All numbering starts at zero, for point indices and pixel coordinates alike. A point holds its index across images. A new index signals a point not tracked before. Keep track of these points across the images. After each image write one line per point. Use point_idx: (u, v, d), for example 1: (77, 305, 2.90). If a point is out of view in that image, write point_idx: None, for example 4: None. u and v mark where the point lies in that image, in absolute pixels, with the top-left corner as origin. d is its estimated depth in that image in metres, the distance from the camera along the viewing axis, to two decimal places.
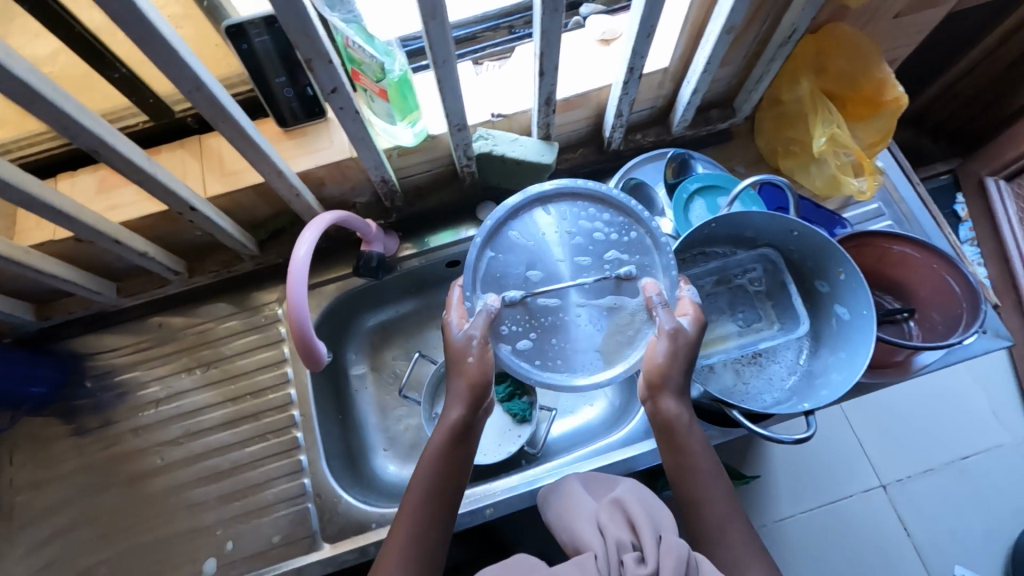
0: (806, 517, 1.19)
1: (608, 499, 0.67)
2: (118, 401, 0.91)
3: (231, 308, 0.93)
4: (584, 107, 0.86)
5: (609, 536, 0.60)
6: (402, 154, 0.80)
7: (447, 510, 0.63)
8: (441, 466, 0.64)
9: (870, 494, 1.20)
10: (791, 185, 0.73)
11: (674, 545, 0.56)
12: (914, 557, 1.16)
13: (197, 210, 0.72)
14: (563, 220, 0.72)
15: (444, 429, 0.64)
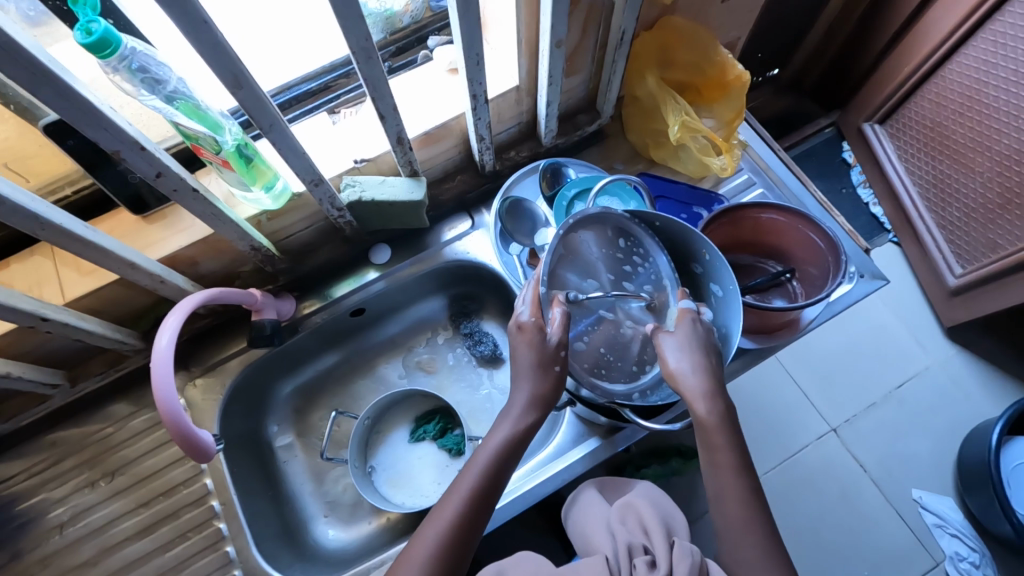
0: (774, 474, 1.21)
1: (622, 506, 0.71)
2: (19, 534, 0.83)
3: (130, 407, 0.88)
4: (450, 136, 0.86)
5: (622, 539, 0.64)
6: (273, 217, 0.79)
7: (476, 522, 0.61)
8: (482, 483, 0.62)
9: (824, 440, 1.24)
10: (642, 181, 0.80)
11: (685, 550, 0.60)
12: (874, 491, 1.21)
13: (51, 319, 0.68)
14: (617, 240, 0.71)
15: (490, 448, 0.64)
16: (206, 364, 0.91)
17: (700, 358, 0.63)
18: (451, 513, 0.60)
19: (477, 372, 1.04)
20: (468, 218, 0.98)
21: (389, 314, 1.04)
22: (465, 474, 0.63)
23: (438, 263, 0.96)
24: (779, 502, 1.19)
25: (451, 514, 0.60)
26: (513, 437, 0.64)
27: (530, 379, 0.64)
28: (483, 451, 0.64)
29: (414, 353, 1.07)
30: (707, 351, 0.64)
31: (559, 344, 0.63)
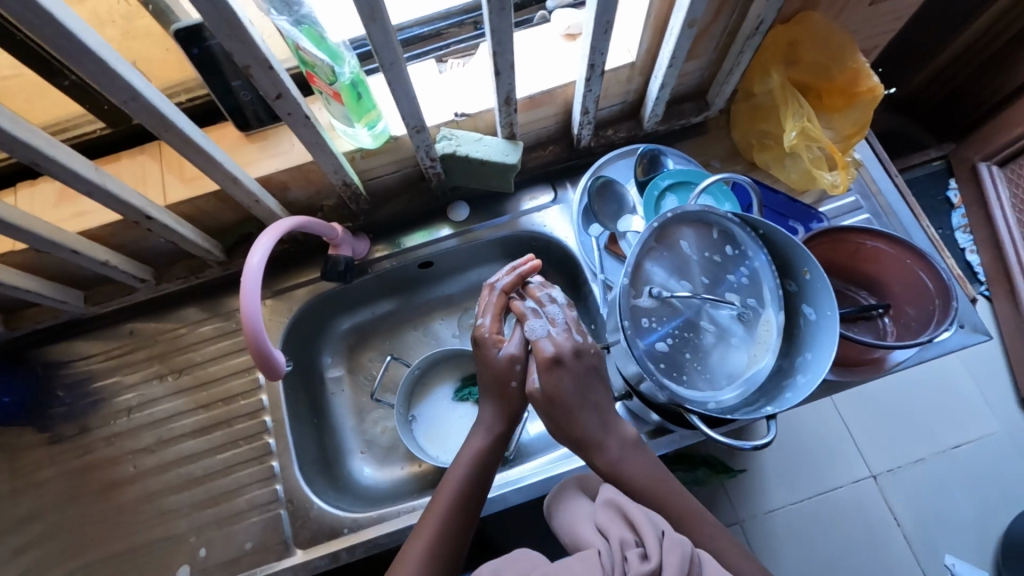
0: (800, 507, 1.17)
1: (602, 497, 0.61)
2: (91, 409, 0.90)
3: (203, 313, 0.93)
4: (551, 105, 0.84)
5: (611, 535, 0.55)
6: (366, 157, 0.79)
7: (457, 541, 0.62)
8: (461, 501, 0.64)
9: (859, 485, 1.18)
10: (755, 183, 0.72)
11: (675, 541, 0.53)
12: (904, 546, 1.15)
13: (153, 218, 0.71)
14: (714, 238, 0.68)
15: (463, 466, 0.66)
16: (277, 288, 0.94)
17: (577, 415, 0.63)
18: (434, 537, 0.60)
19: None
20: (550, 191, 0.96)
21: (452, 271, 1.05)
22: (441, 498, 0.64)
23: (512, 231, 0.95)
24: (798, 537, 1.15)
25: (433, 539, 0.60)
26: (487, 450, 0.68)
27: (494, 400, 0.69)
28: (458, 471, 0.66)
29: (470, 315, 1.07)
30: (586, 393, 0.64)
31: (516, 356, 0.68)
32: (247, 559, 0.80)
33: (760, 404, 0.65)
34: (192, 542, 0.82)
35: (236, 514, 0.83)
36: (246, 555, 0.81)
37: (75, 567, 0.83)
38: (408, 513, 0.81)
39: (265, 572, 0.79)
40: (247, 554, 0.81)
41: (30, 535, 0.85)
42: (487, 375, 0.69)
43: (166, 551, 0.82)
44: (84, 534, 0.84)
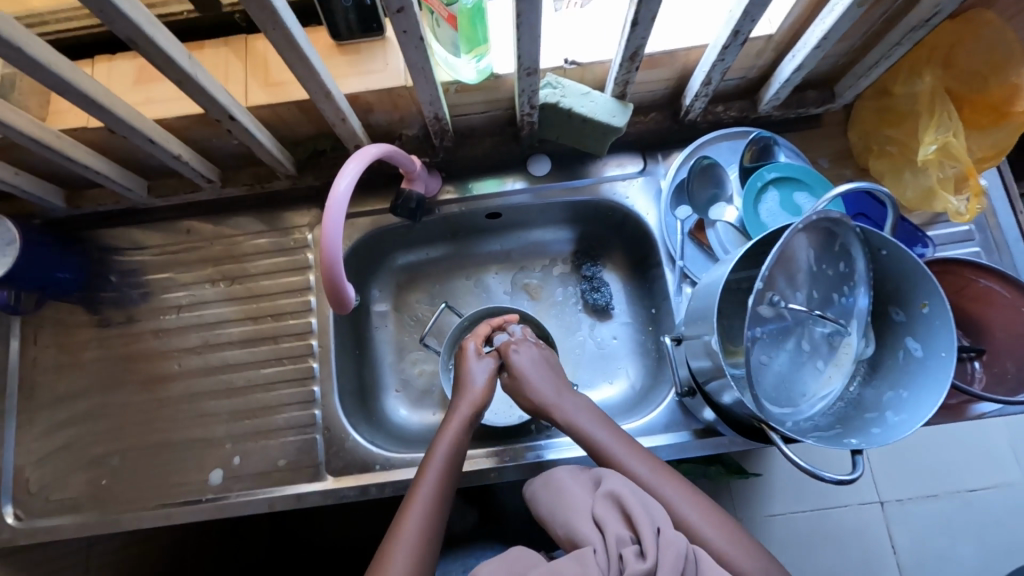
0: (803, 518, 1.11)
1: (601, 488, 0.60)
2: (142, 301, 0.89)
3: (261, 225, 0.90)
4: (668, 68, 0.76)
5: (609, 532, 0.55)
6: (461, 91, 0.73)
7: (431, 554, 0.61)
8: (435, 510, 0.63)
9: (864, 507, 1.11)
10: (894, 200, 0.59)
11: (672, 540, 0.53)
12: None
13: (236, 120, 0.67)
14: (833, 254, 0.63)
15: (433, 476, 0.66)
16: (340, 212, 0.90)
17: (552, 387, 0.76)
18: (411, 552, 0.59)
19: (578, 316, 1.01)
20: (639, 161, 0.89)
21: (515, 226, 1.00)
22: (413, 511, 0.62)
23: (590, 197, 0.90)
24: (794, 548, 1.10)
25: (410, 554, 0.59)
26: (454, 457, 0.69)
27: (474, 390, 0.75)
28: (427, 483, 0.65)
29: (525, 275, 1.03)
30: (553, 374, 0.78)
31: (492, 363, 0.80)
32: (278, 475, 0.81)
33: (838, 434, 0.60)
34: (228, 449, 0.83)
35: (273, 430, 0.83)
36: (278, 471, 0.82)
37: (113, 450, 0.85)
38: None
39: (295, 491, 0.80)
40: (279, 470, 0.82)
41: (72, 411, 0.86)
42: (459, 386, 0.77)
43: (202, 453, 0.83)
44: (124, 420, 0.86)
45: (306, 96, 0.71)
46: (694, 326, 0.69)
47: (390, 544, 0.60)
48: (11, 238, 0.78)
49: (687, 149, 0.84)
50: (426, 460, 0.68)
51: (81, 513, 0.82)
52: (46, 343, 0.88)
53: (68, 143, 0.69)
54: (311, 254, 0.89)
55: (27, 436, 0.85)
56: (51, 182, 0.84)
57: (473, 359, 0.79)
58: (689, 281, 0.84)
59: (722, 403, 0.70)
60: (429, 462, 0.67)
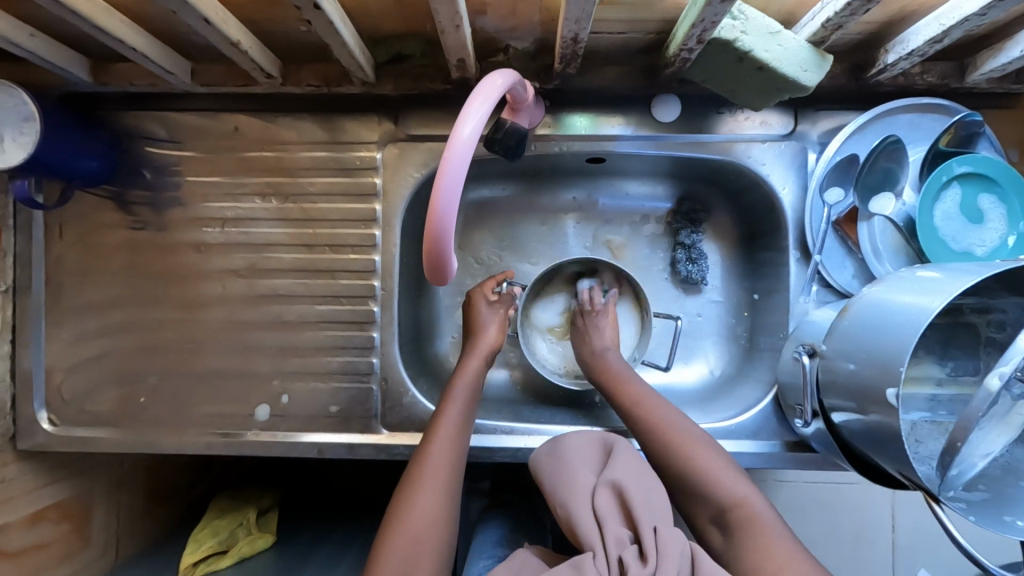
0: (811, 488, 1.02)
1: (603, 477, 0.57)
2: (180, 206, 0.78)
3: (321, 134, 0.76)
4: (882, 10, 0.56)
5: (609, 531, 0.52)
6: (605, 3, 0.56)
7: (455, 489, 0.63)
8: (455, 449, 0.65)
9: (880, 490, 1.02)
10: None
11: (671, 540, 0.50)
12: (889, 558, 1.02)
13: (320, 9, 0.51)
14: None
15: (452, 417, 0.68)
16: (415, 131, 0.75)
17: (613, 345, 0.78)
18: (435, 486, 0.61)
19: (662, 286, 0.88)
20: (788, 121, 0.72)
21: (614, 173, 0.85)
22: (436, 447, 0.64)
23: (720, 156, 0.73)
24: (794, 516, 1.02)
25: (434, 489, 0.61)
26: (472, 397, 0.71)
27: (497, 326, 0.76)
28: (447, 424, 0.67)
29: (611, 230, 0.89)
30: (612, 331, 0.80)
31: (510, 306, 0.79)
32: (329, 421, 0.75)
33: (993, 507, 0.52)
34: (276, 386, 0.76)
35: (325, 373, 0.76)
36: (329, 417, 0.76)
37: (151, 368, 0.78)
38: (503, 434, 0.75)
39: (346, 442, 0.75)
40: (330, 417, 0.76)
41: (104, 320, 0.78)
42: (471, 332, 0.77)
43: (247, 386, 0.77)
44: (161, 337, 0.78)
45: None
46: (841, 347, 0.58)
47: (414, 479, 0.62)
48: (30, 113, 0.64)
49: (864, 117, 0.68)
50: (444, 402, 0.69)
51: (120, 427, 0.78)
52: (72, 241, 0.78)
53: (98, 9, 0.53)
54: (379, 180, 0.76)
55: (58, 339, 0.78)
56: (73, 48, 0.68)
57: (486, 309, 0.78)
58: (818, 278, 0.72)
59: (845, 436, 0.62)
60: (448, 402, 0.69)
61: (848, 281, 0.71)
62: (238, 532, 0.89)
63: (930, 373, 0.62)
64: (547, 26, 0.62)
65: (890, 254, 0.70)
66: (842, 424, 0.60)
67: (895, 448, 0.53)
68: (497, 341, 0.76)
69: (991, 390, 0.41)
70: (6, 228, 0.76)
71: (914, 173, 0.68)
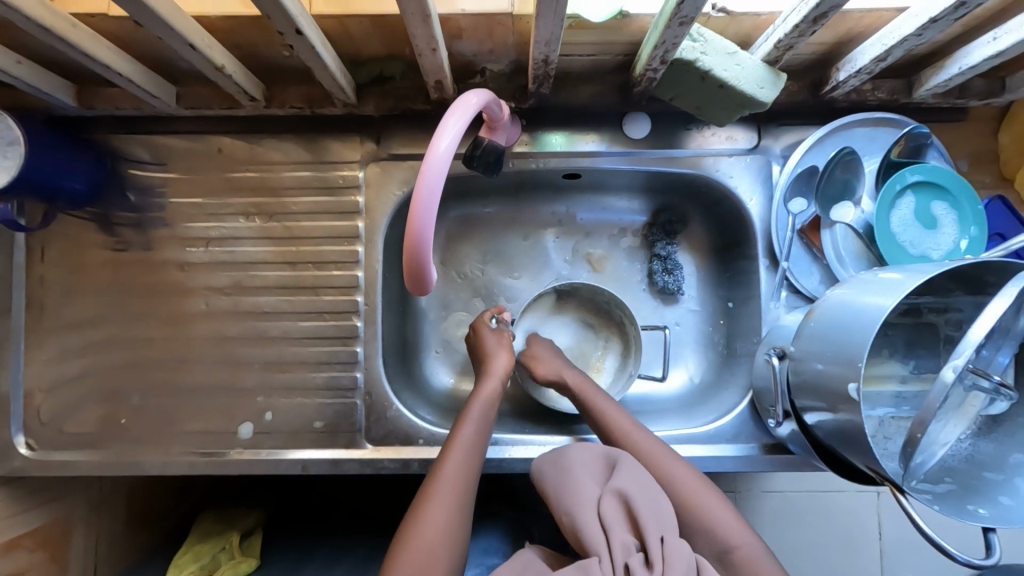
0: (797, 497, 1.03)
1: (609, 486, 0.57)
2: (164, 226, 0.78)
3: (304, 154, 0.78)
4: (831, 31, 0.60)
5: (615, 539, 0.52)
6: (574, 27, 0.60)
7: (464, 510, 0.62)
8: (467, 470, 0.65)
9: (862, 496, 1.03)
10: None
11: (678, 549, 0.50)
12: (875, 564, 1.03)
13: (303, 35, 0.53)
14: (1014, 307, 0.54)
15: (463, 441, 0.67)
16: (397, 150, 0.78)
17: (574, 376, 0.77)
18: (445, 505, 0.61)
19: (641, 297, 0.91)
20: (752, 136, 0.75)
21: (590, 188, 0.88)
22: (448, 465, 0.64)
23: (690, 171, 0.77)
24: (780, 524, 1.03)
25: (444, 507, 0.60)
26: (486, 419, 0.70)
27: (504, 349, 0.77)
28: (459, 442, 0.67)
29: (590, 243, 0.92)
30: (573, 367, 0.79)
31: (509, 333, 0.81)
32: (313, 437, 0.76)
33: (958, 497, 0.54)
34: (260, 403, 0.77)
35: (309, 388, 0.77)
36: (313, 433, 0.76)
37: (133, 388, 0.78)
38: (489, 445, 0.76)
39: (330, 457, 0.75)
40: (315, 432, 0.76)
41: (84, 341, 0.78)
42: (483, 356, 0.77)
43: (230, 404, 0.77)
44: (143, 357, 0.78)
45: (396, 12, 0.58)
46: (809, 347, 0.60)
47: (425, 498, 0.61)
48: (13, 136, 0.65)
49: (822, 130, 0.72)
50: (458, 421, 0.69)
51: (100, 448, 0.77)
52: (54, 262, 0.78)
53: (85, 35, 0.55)
54: (361, 197, 0.78)
55: (37, 360, 0.78)
56: (58, 73, 0.69)
57: (490, 335, 0.79)
58: (787, 284, 0.75)
59: (818, 436, 0.63)
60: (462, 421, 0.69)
61: (816, 286, 0.74)
62: (220, 556, 0.88)
63: (894, 371, 0.65)
64: (520, 48, 0.66)
65: (853, 259, 0.74)
66: (815, 424, 0.62)
67: (861, 443, 0.55)
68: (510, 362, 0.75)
69: (947, 382, 0.43)
70: None
71: (871, 183, 0.72)
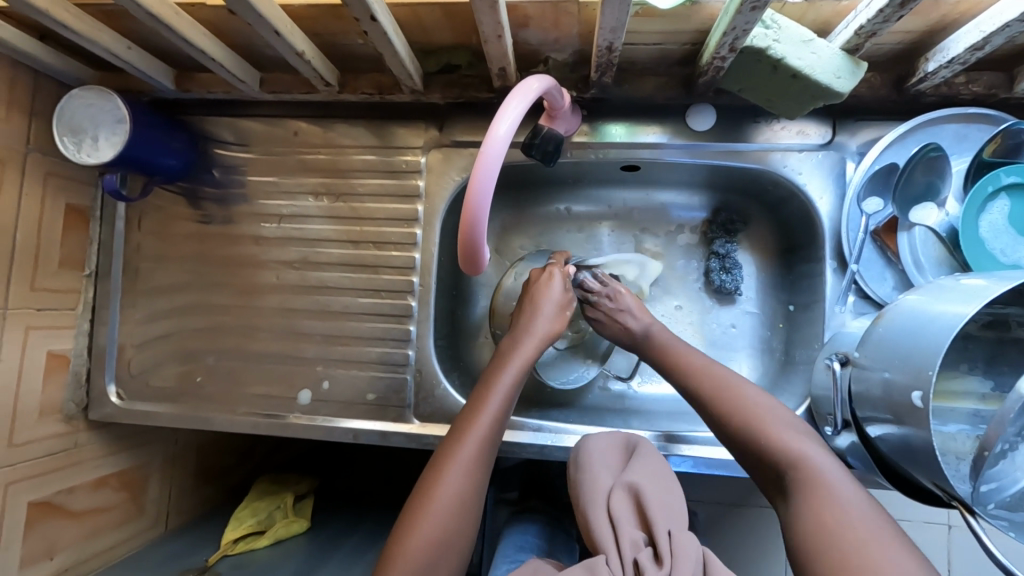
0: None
1: (620, 478, 0.58)
2: (243, 203, 0.85)
3: (371, 139, 0.82)
4: (920, 19, 0.56)
5: (624, 534, 0.51)
6: (642, 15, 0.59)
7: (482, 480, 0.61)
8: (490, 440, 0.63)
9: (930, 528, 0.96)
10: None
11: (686, 542, 0.48)
12: None
13: (377, 22, 0.56)
14: None
15: (487, 418, 0.63)
16: (459, 138, 0.80)
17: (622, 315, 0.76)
18: (464, 476, 0.59)
19: (695, 293, 0.89)
20: (826, 131, 0.71)
21: (649, 181, 0.86)
22: (470, 436, 0.62)
23: (755, 165, 0.74)
24: None
25: (463, 481, 0.59)
26: (517, 385, 0.68)
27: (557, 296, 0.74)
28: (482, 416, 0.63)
29: (645, 238, 0.91)
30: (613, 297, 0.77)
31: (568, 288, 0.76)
32: (365, 409, 0.79)
33: None
34: (318, 371, 0.81)
35: (363, 362, 0.80)
36: (365, 405, 0.79)
37: (209, 349, 0.85)
38: (532, 431, 0.75)
39: (379, 430, 0.78)
40: (366, 404, 0.79)
41: (171, 303, 0.86)
42: (527, 312, 0.73)
43: (293, 371, 0.82)
44: (219, 322, 0.85)
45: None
46: (876, 353, 0.57)
47: (443, 465, 0.60)
48: (121, 115, 0.72)
49: (906, 126, 0.67)
50: (487, 391, 0.66)
51: (177, 403, 0.84)
52: (149, 231, 0.87)
53: (187, 23, 0.60)
54: (422, 182, 0.81)
55: (130, 319, 0.86)
56: (161, 60, 0.76)
57: (556, 290, 0.74)
58: (856, 288, 0.71)
59: (880, 450, 0.60)
60: (494, 386, 0.66)
61: (888, 293, 0.70)
62: (275, 514, 0.93)
63: (972, 388, 0.60)
64: (585, 38, 0.66)
65: (933, 266, 0.69)
66: (878, 437, 0.58)
67: (928, 461, 0.51)
68: (557, 330, 0.72)
69: (1022, 394, 0.39)
70: (94, 219, 0.85)
71: (958, 185, 0.67)
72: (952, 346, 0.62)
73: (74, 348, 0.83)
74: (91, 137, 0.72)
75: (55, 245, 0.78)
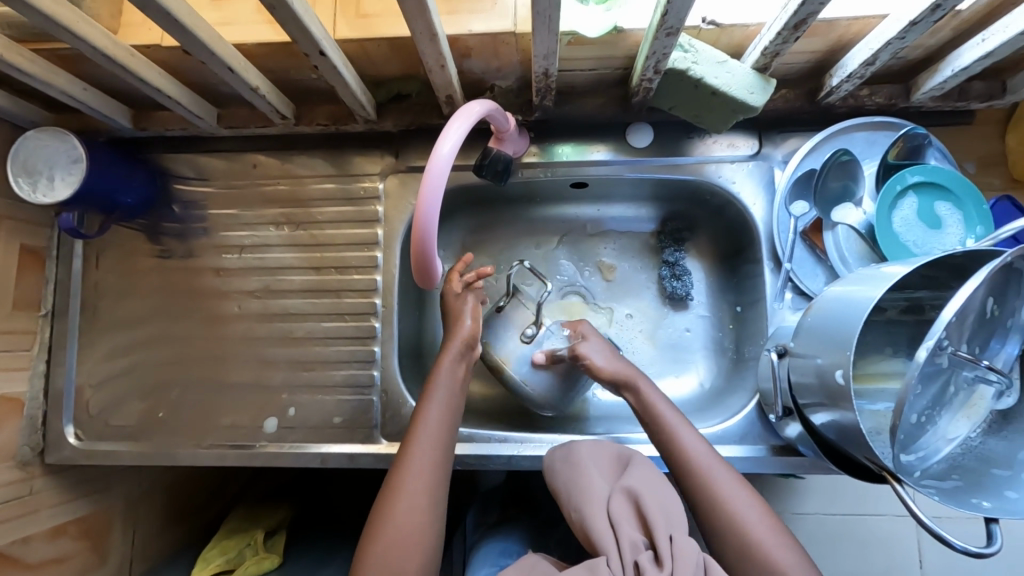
0: (825, 519, 1.01)
1: (618, 485, 0.58)
2: (204, 235, 0.86)
3: (330, 168, 0.85)
4: (819, 39, 0.63)
5: (623, 536, 0.52)
6: (574, 43, 0.64)
7: (441, 479, 0.63)
8: (439, 439, 0.65)
9: (898, 521, 1.00)
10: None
11: (686, 547, 0.49)
12: None
13: (327, 56, 0.59)
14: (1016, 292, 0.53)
15: (428, 425, 0.66)
16: (414, 163, 0.84)
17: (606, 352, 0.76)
18: (421, 479, 0.62)
19: (649, 301, 0.93)
20: (753, 143, 0.78)
21: (599, 197, 0.91)
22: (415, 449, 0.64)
23: (692, 177, 0.80)
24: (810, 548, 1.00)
25: (420, 494, 0.61)
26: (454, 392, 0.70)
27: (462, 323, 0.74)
28: (426, 420, 0.67)
29: (601, 252, 0.95)
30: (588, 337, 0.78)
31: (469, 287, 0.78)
32: (333, 432, 0.80)
33: (962, 491, 0.52)
34: (285, 399, 0.81)
35: (330, 386, 0.81)
36: (333, 428, 0.80)
37: (172, 383, 0.84)
38: (498, 443, 0.77)
39: (348, 452, 0.78)
40: (334, 427, 0.80)
41: (131, 339, 0.85)
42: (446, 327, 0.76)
43: (260, 401, 0.82)
44: (182, 355, 0.84)
45: (407, 34, 0.64)
46: (809, 342, 0.61)
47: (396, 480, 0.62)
48: (77, 154, 0.73)
49: (821, 135, 0.74)
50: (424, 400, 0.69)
51: (140, 440, 0.83)
52: (108, 268, 0.87)
53: (142, 63, 0.63)
54: (381, 207, 0.84)
55: (89, 358, 0.85)
56: (116, 100, 0.78)
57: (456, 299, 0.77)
58: (792, 285, 0.76)
59: (824, 436, 0.63)
60: (430, 393, 0.69)
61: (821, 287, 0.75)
62: (245, 552, 0.90)
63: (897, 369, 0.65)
64: (526, 65, 0.71)
65: (857, 260, 0.74)
66: (820, 423, 0.61)
67: (861, 439, 0.55)
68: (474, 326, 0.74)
69: (920, 362, 0.43)
70: (50, 258, 0.85)
71: (871, 185, 0.74)
72: (876, 331, 0.66)
73: (29, 391, 0.81)
74: (46, 177, 0.72)
75: (8, 286, 0.78)
